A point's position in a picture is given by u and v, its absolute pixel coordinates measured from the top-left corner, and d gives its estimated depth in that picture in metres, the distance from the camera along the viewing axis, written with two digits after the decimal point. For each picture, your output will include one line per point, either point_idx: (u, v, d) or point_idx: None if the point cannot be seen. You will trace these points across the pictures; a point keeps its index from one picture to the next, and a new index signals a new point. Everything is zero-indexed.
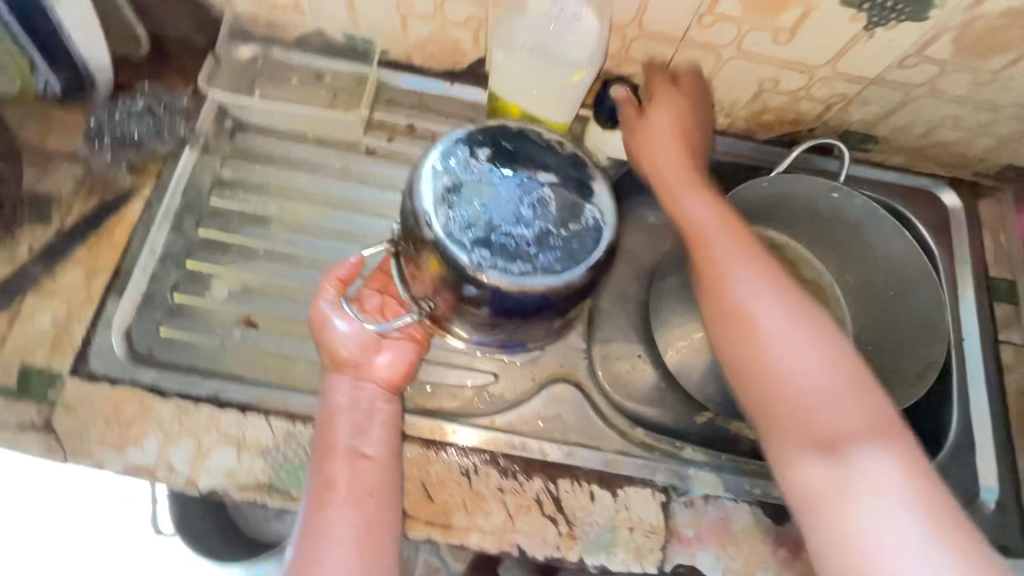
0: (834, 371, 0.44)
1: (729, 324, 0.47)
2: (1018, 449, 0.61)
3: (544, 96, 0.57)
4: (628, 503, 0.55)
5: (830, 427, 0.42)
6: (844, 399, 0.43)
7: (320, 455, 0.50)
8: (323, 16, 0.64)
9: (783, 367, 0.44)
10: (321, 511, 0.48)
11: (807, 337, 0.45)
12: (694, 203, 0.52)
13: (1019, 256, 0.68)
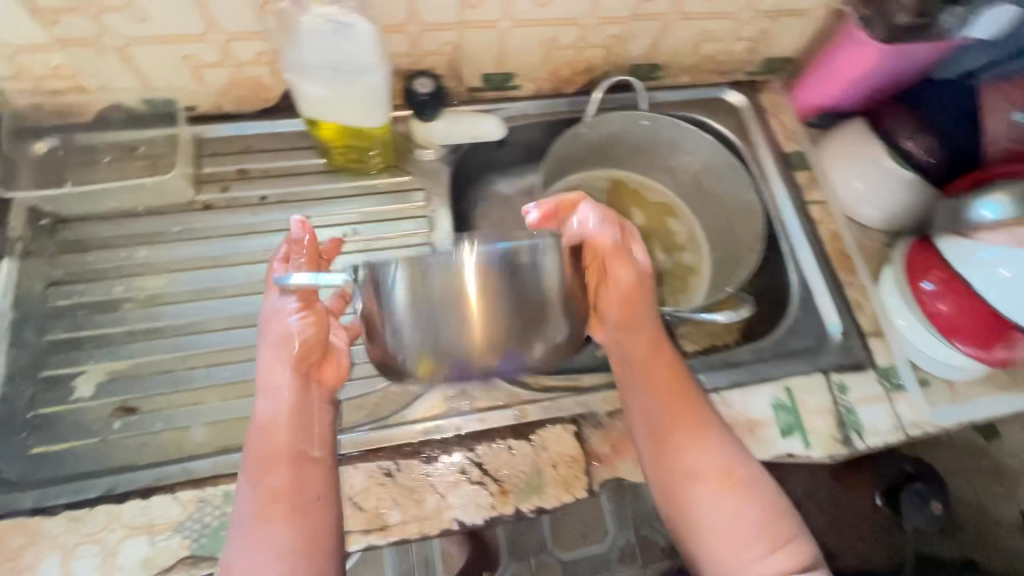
0: (741, 481, 0.54)
1: (655, 435, 0.56)
2: (846, 283, 0.72)
3: (354, 106, 0.63)
4: (546, 443, 0.59)
5: (737, 527, 0.52)
6: (749, 505, 0.53)
7: (261, 464, 0.50)
8: (113, 89, 0.64)
9: (700, 476, 0.54)
10: (261, 521, 0.48)
11: (720, 454, 0.55)
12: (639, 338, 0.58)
13: (801, 129, 0.80)
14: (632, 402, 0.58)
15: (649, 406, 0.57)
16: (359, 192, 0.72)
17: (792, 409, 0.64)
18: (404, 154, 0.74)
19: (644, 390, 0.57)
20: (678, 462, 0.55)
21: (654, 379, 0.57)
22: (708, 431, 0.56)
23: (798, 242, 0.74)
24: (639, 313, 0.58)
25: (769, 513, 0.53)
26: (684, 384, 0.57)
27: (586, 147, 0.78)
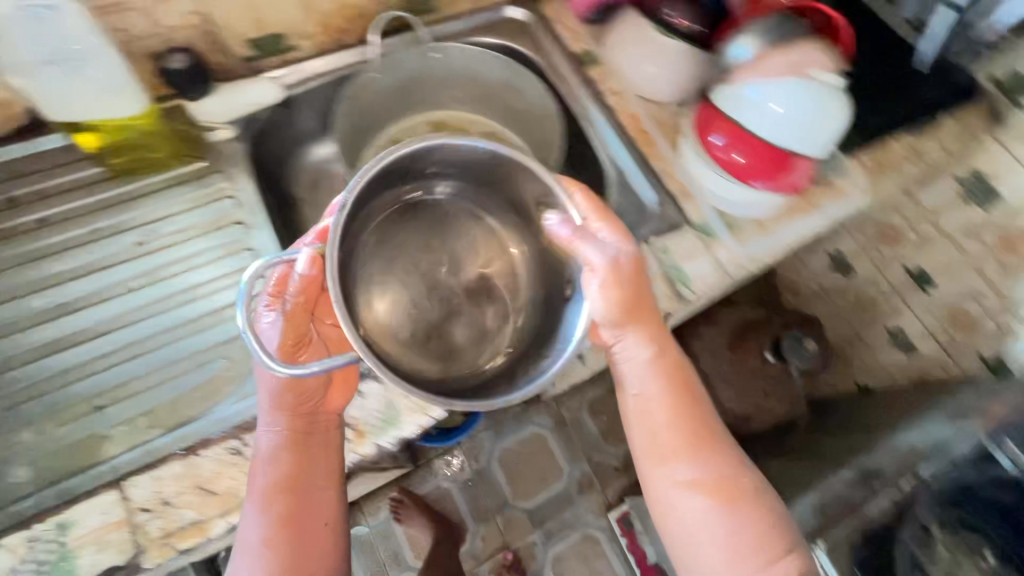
0: (733, 492, 0.58)
1: (650, 447, 0.59)
2: (653, 157, 0.76)
3: (101, 95, 0.60)
4: None
5: (720, 530, 0.58)
6: (741, 522, 0.58)
7: (270, 492, 0.52)
8: None
9: (693, 484, 0.58)
10: (265, 550, 0.51)
11: (716, 465, 0.59)
12: (643, 355, 0.59)
13: (585, 28, 0.83)
14: (631, 399, 0.60)
15: (651, 414, 0.59)
16: (155, 187, 0.69)
17: None
18: (193, 139, 0.71)
19: (646, 399, 0.59)
20: (671, 466, 0.59)
21: (654, 388, 0.59)
22: (707, 444, 0.59)
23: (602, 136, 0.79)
24: (644, 307, 0.58)
25: (760, 528, 0.58)
26: (687, 395, 0.60)
27: (389, 92, 0.79)
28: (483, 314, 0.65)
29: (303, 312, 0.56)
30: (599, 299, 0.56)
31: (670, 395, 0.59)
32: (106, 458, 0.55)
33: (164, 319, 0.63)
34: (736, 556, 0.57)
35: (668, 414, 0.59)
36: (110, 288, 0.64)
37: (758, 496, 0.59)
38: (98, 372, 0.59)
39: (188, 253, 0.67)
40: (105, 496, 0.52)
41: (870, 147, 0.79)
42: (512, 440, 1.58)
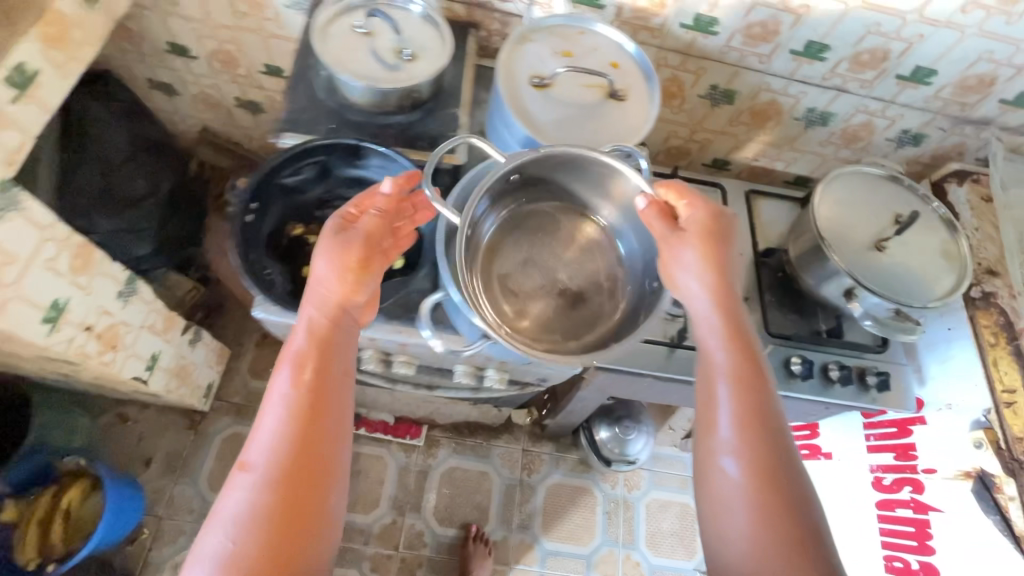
0: (777, 512, 0.58)
1: (706, 414, 0.67)
2: None
3: None
4: None
5: (747, 524, 0.58)
6: (769, 525, 0.57)
7: (301, 367, 0.65)
8: None
9: (738, 477, 0.60)
10: (282, 432, 0.61)
11: (767, 441, 0.62)
12: (709, 306, 0.71)
13: None
14: (705, 318, 0.71)
15: (719, 381, 0.67)
16: None
17: None
18: None
19: (719, 378, 0.67)
20: (723, 398, 0.66)
21: (713, 325, 0.70)
22: (778, 427, 0.64)
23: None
24: (727, 286, 0.72)
25: (795, 543, 0.56)
26: (756, 388, 0.66)
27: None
28: (574, 303, 0.82)
29: (367, 248, 0.70)
30: (693, 285, 0.72)
31: (736, 340, 0.69)
32: None
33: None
34: (755, 539, 0.57)
35: (732, 367, 0.67)
36: None
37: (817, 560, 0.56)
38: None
39: None
40: None
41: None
42: (207, 466, 1.51)
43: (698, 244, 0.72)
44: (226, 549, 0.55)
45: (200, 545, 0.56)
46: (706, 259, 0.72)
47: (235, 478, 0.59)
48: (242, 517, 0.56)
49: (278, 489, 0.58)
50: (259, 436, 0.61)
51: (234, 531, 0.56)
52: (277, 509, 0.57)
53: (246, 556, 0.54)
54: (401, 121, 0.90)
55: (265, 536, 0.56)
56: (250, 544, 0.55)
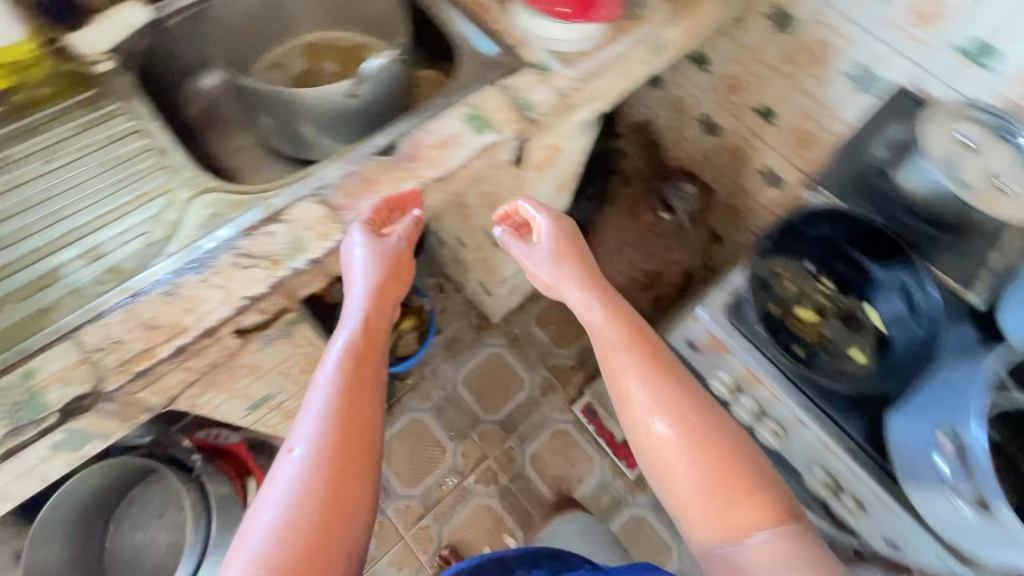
0: (706, 458, 0.63)
1: (621, 398, 0.69)
2: (493, 26, 0.89)
3: None
4: (298, 218, 0.70)
5: (685, 461, 0.63)
6: (704, 468, 0.63)
7: (347, 355, 0.66)
8: None
9: (663, 432, 0.65)
10: (332, 394, 0.62)
11: (680, 412, 0.65)
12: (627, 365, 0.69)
13: None
14: (633, 390, 0.67)
15: (634, 400, 0.67)
16: (51, 120, 0.76)
17: (481, 116, 0.80)
18: (84, 75, 0.78)
19: (668, 443, 0.64)
20: (661, 434, 0.65)
21: (610, 338, 0.71)
22: (687, 384, 0.68)
23: (443, 6, 0.90)
24: (618, 305, 0.75)
25: (706, 452, 0.63)
26: (657, 369, 0.68)
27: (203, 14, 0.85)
28: None
29: (398, 264, 0.75)
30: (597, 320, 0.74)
31: (627, 339, 0.71)
32: (54, 322, 0.63)
33: (103, 179, 0.74)
34: (696, 476, 0.63)
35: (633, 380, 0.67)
36: (28, 206, 0.71)
37: (739, 471, 0.63)
38: (60, 248, 0.69)
39: (114, 137, 0.77)
40: (54, 346, 0.60)
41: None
42: (472, 366, 1.69)
43: (612, 308, 0.74)
44: (291, 517, 0.54)
45: (261, 507, 0.55)
46: (595, 306, 0.75)
47: (298, 428, 0.60)
48: (301, 481, 0.56)
49: (324, 502, 0.55)
50: (306, 429, 0.59)
51: (302, 489, 0.55)
52: (337, 450, 0.58)
53: (310, 504, 0.55)
54: (925, 232, 0.84)
55: (336, 486, 0.56)
56: (315, 490, 0.55)
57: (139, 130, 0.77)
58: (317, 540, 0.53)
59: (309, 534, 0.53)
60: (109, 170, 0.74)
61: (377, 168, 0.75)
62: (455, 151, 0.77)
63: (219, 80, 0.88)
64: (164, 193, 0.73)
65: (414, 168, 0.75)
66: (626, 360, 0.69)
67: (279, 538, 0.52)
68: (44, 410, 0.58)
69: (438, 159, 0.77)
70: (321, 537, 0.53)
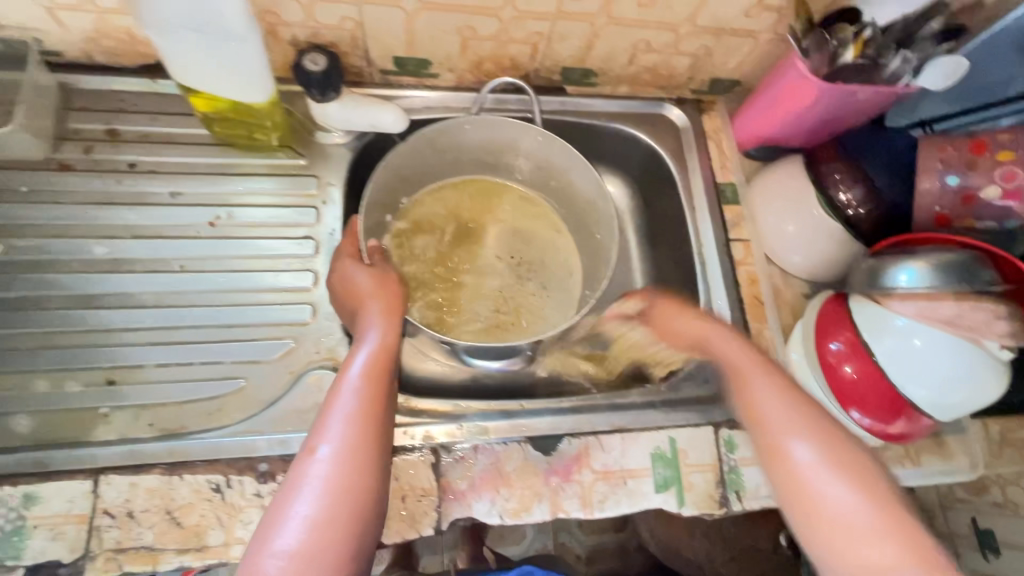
0: (865, 497, 0.45)
1: (785, 471, 0.48)
2: (755, 336, 0.68)
3: (233, 79, 0.55)
4: (398, 473, 0.55)
5: (862, 546, 0.43)
6: (868, 526, 0.44)
7: (372, 368, 0.51)
8: (10, 30, 0.55)
9: (822, 478, 0.46)
10: (361, 397, 0.49)
11: (858, 493, 0.45)
12: (821, 479, 0.46)
13: (738, 162, 0.75)
14: (809, 477, 0.47)
15: (813, 503, 0.46)
16: (240, 171, 0.64)
17: (672, 461, 0.60)
18: (305, 136, 0.66)
19: (831, 509, 0.45)
20: (836, 528, 0.45)
21: (781, 421, 0.49)
22: (860, 458, 0.47)
23: (716, 266, 0.70)
24: (755, 376, 0.53)
25: (869, 485, 0.46)
26: (834, 444, 0.48)
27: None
28: None
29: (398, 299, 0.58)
30: (779, 423, 0.49)
31: (788, 403, 0.50)
32: (91, 441, 0.52)
33: (242, 277, 0.60)
34: (883, 553, 0.43)
35: (799, 465, 0.47)
36: (151, 261, 0.59)
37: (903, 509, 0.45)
38: (149, 343, 0.56)
39: (281, 226, 0.63)
40: (72, 482, 0.50)
41: (1000, 417, 0.68)
42: None
43: (743, 385, 0.53)
44: (318, 515, 0.43)
45: (278, 517, 0.43)
46: (751, 392, 0.52)
47: (322, 424, 0.47)
48: (328, 478, 0.45)
49: (350, 492, 0.45)
50: (335, 429, 0.47)
51: (329, 488, 0.44)
52: (378, 435, 0.48)
53: (343, 506, 0.44)
54: None
55: (363, 476, 0.46)
56: (351, 485, 0.45)
57: (312, 237, 0.63)
58: (351, 525, 0.44)
59: (344, 530, 0.43)
60: (250, 268, 0.61)
61: (519, 464, 0.58)
62: (617, 495, 0.58)
63: (378, 208, 0.67)
64: (290, 337, 0.59)
65: (559, 493, 0.57)
66: (775, 445, 0.49)
67: (309, 537, 0.42)
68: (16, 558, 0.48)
69: (592, 500, 0.58)
70: (357, 526, 0.44)
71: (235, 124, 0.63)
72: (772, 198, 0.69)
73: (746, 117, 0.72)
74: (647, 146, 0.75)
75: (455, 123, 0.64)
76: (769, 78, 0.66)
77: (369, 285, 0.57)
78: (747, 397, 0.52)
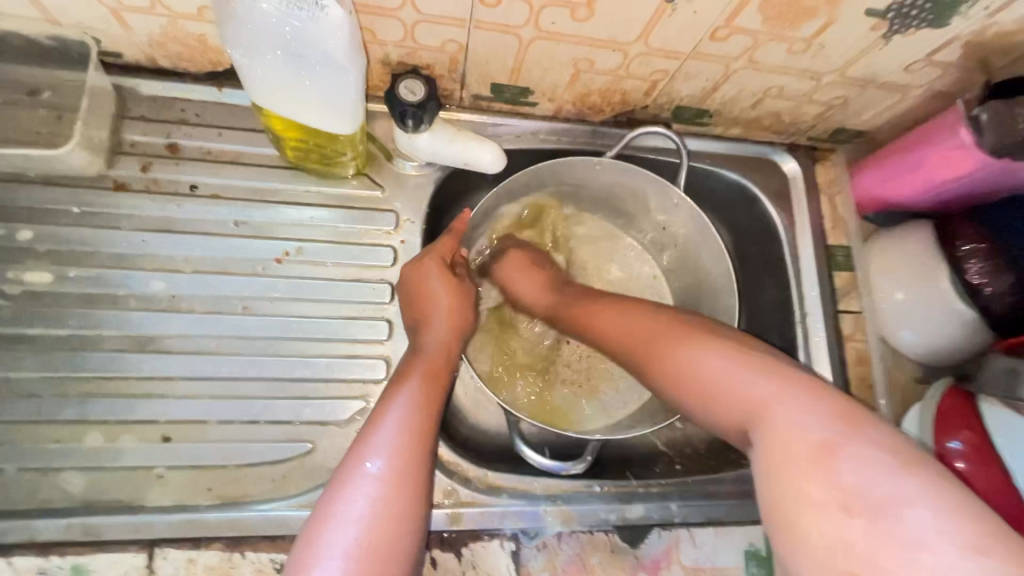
0: (775, 381, 0.39)
1: (698, 393, 0.43)
2: None
3: (320, 106, 0.48)
4: (475, 561, 0.51)
5: (826, 476, 0.34)
6: (796, 410, 0.37)
7: (425, 373, 0.48)
8: (69, 31, 0.48)
9: (733, 373, 0.41)
10: (414, 407, 0.45)
11: (768, 377, 0.40)
12: (712, 358, 0.43)
13: (853, 222, 0.67)
14: (710, 364, 0.43)
15: (741, 406, 0.40)
16: (311, 200, 0.58)
17: (768, 561, 0.55)
18: (383, 163, 0.60)
19: (753, 400, 0.40)
20: (780, 426, 0.37)
21: (685, 350, 0.45)
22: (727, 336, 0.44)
23: (820, 339, 0.64)
24: (622, 322, 0.51)
25: (780, 373, 0.40)
26: (722, 345, 0.44)
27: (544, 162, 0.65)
28: None
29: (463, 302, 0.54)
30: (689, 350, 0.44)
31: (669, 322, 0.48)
32: (146, 506, 0.47)
33: (312, 324, 0.55)
34: (824, 431, 0.35)
35: (710, 369, 0.43)
36: (214, 300, 0.53)
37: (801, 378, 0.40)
38: (211, 395, 0.51)
39: (353, 266, 0.57)
40: (125, 553, 0.45)
41: None
42: None
43: (610, 320, 0.52)
44: (363, 546, 0.38)
45: (318, 539, 0.38)
46: (624, 327, 0.51)
47: (371, 434, 0.43)
48: (376, 501, 0.40)
49: (393, 509, 0.40)
50: (384, 444, 0.42)
51: (376, 512, 0.39)
52: (426, 445, 0.44)
53: (400, 532, 0.39)
54: None
55: (412, 498, 0.41)
56: (400, 508, 0.40)
57: (387, 281, 0.57)
58: (395, 553, 0.39)
59: (393, 558, 0.38)
60: (320, 313, 0.55)
61: (605, 556, 0.53)
62: None
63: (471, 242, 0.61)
64: (361, 396, 0.54)
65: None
66: (676, 366, 0.45)
67: (356, 567, 0.37)
68: None
69: None
70: (407, 556, 0.39)
71: (308, 151, 0.55)
72: (895, 272, 0.62)
73: (871, 177, 0.64)
74: (751, 196, 0.68)
75: (589, 161, 0.58)
76: (908, 139, 0.59)
77: (438, 290, 0.53)
78: (627, 317, 0.51)
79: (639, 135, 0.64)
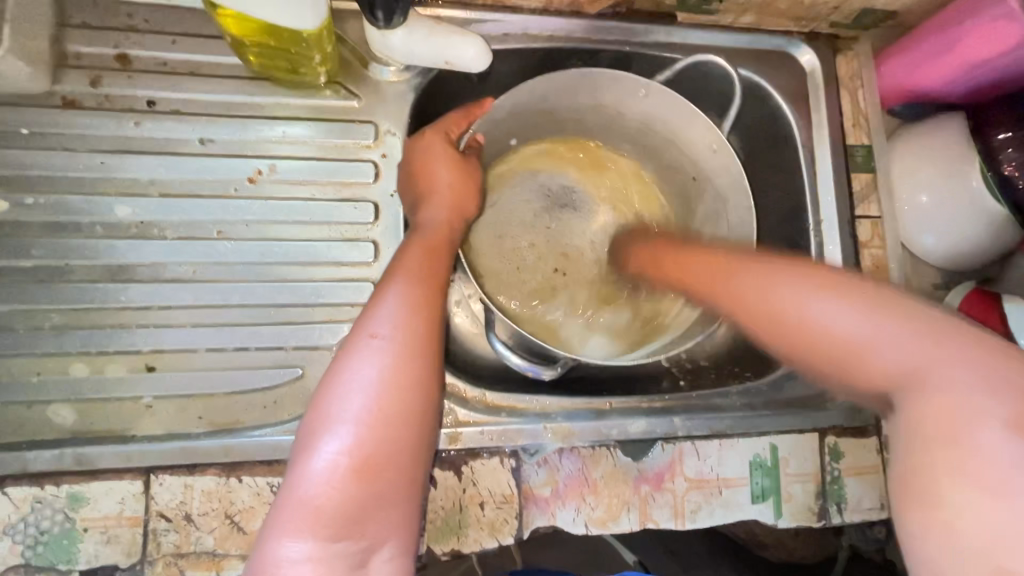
0: (940, 349, 0.36)
1: (833, 355, 0.39)
2: None
3: (272, 1, 0.42)
4: (475, 478, 0.50)
5: (969, 456, 0.32)
6: (950, 360, 0.35)
7: (427, 247, 0.46)
8: None
9: (872, 336, 0.37)
10: (416, 278, 0.43)
11: (912, 344, 0.36)
12: (831, 317, 0.38)
13: (876, 118, 0.61)
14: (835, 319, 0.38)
15: (873, 375, 0.38)
16: (280, 114, 0.53)
17: (772, 471, 0.54)
18: (356, 69, 0.54)
19: (883, 351, 0.37)
20: (879, 361, 0.37)
21: (858, 332, 0.38)
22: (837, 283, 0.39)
23: (835, 246, 0.59)
24: (722, 288, 0.44)
25: (906, 320, 0.37)
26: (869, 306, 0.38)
27: (534, 64, 0.59)
28: None
29: (465, 178, 0.52)
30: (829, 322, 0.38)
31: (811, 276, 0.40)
32: (138, 435, 0.46)
33: (290, 247, 0.51)
34: (984, 394, 0.33)
35: (845, 334, 0.38)
36: (186, 224, 0.50)
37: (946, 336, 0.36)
38: (193, 323, 0.49)
39: (331, 183, 0.53)
40: (121, 481, 0.45)
41: None
42: None
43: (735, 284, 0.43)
44: (374, 414, 0.37)
45: (327, 407, 0.38)
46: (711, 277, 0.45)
47: (374, 309, 0.41)
48: (384, 368, 0.38)
49: (402, 379, 0.38)
50: (387, 316, 0.40)
51: (383, 380, 0.38)
52: (437, 319, 0.42)
53: (410, 398, 0.38)
54: None
55: (419, 370, 0.39)
56: (410, 373, 0.39)
57: (368, 199, 0.53)
58: (407, 419, 0.38)
59: (407, 421, 0.38)
60: (300, 235, 0.52)
61: (607, 470, 0.52)
62: (712, 506, 0.53)
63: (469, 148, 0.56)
64: (349, 320, 0.51)
65: (649, 502, 0.52)
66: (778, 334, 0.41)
67: (369, 431, 0.37)
68: (71, 560, 0.44)
69: (685, 510, 0.52)
70: (421, 418, 0.39)
71: (270, 56, 0.50)
72: (922, 170, 0.57)
73: (898, 66, 0.58)
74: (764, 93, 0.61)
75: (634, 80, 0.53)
76: (941, 18, 0.53)
77: (439, 167, 0.50)
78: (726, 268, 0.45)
79: (639, 28, 0.57)
